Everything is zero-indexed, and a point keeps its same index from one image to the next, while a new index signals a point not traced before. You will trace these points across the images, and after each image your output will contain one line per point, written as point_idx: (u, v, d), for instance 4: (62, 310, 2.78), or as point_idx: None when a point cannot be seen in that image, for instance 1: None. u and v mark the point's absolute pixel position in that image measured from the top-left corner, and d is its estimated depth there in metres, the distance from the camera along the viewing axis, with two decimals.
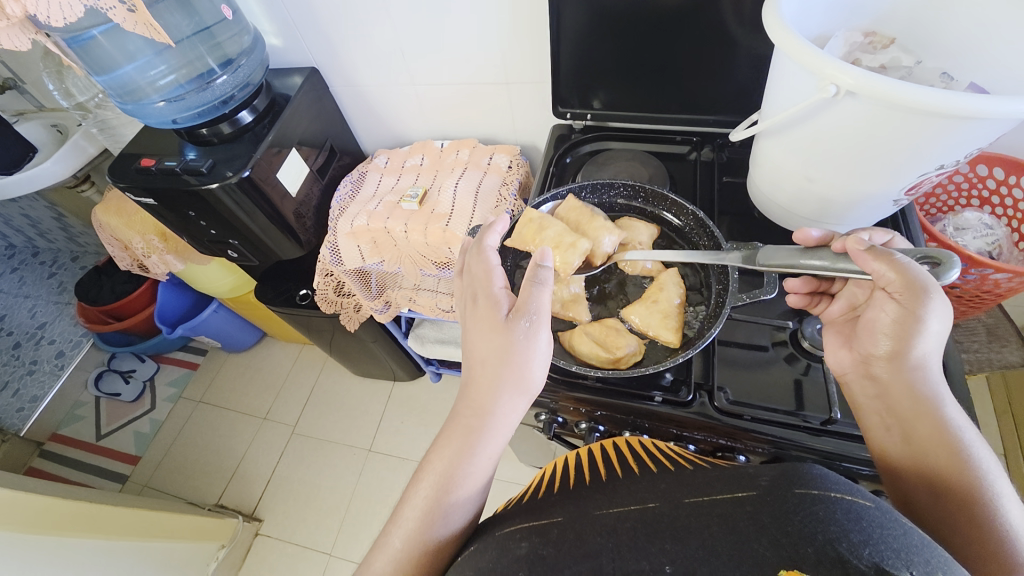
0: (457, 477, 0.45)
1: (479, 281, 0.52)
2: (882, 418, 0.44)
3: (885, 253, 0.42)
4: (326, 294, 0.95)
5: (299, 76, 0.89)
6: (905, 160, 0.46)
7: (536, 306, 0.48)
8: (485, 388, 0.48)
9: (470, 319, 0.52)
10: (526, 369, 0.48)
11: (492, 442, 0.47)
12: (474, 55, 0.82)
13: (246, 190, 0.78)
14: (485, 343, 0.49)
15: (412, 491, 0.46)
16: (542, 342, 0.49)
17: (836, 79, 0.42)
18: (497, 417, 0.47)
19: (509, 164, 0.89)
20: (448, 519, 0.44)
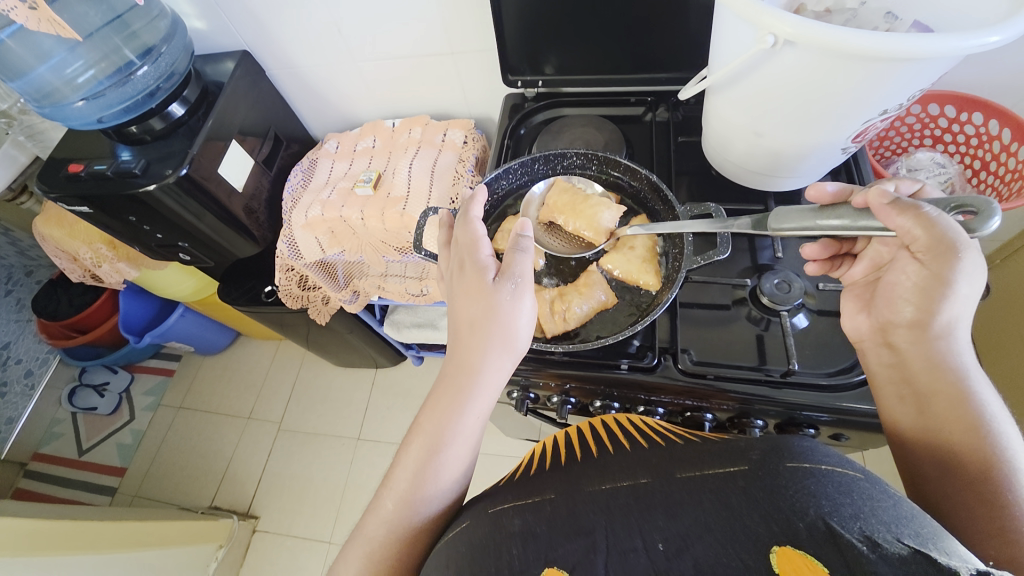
0: (445, 435, 0.45)
1: (465, 250, 0.51)
2: (897, 387, 0.46)
3: (910, 206, 0.41)
4: (290, 289, 0.92)
5: (231, 61, 0.84)
6: (848, 108, 0.45)
7: (520, 270, 0.49)
8: (471, 347, 0.47)
9: (456, 285, 0.51)
10: (512, 328, 0.47)
11: (482, 400, 0.47)
12: (417, 25, 0.78)
13: (186, 190, 0.74)
14: (471, 308, 0.48)
15: (403, 453, 0.46)
16: (527, 306, 0.48)
17: (773, 29, 0.40)
18: (485, 375, 0.47)
19: (464, 139, 0.86)
20: (440, 479, 0.44)
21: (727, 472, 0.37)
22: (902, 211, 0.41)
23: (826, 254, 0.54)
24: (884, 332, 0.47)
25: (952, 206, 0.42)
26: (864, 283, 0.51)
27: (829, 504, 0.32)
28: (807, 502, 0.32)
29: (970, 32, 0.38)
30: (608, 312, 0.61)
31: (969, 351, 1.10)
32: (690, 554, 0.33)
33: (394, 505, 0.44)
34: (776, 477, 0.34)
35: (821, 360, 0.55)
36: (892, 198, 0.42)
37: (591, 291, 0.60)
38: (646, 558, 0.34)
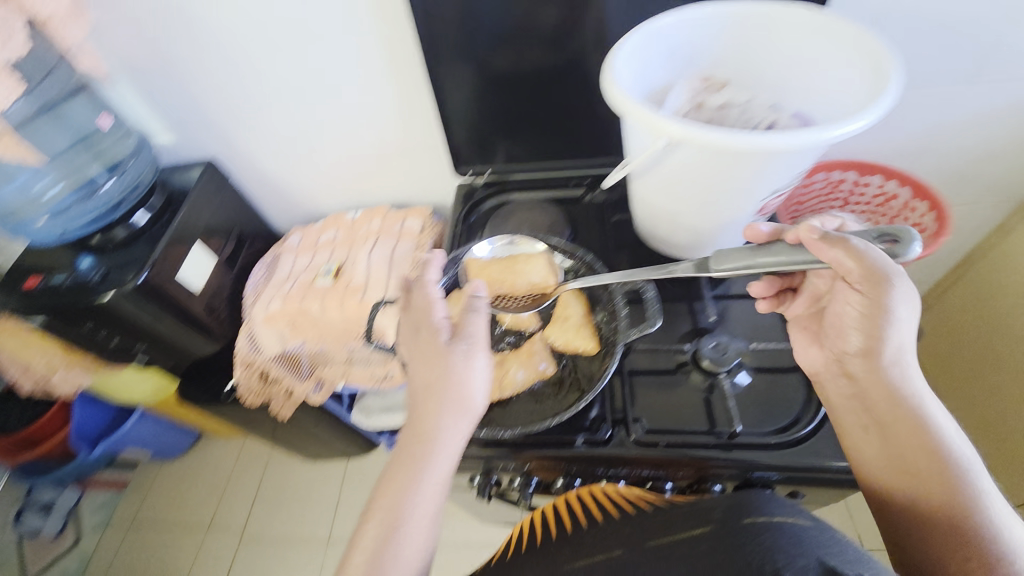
0: (405, 509, 0.46)
1: (419, 313, 0.54)
2: (860, 417, 0.49)
3: (839, 240, 0.46)
4: (250, 384, 0.91)
5: (197, 169, 0.89)
6: (743, 190, 0.51)
7: (474, 331, 0.52)
8: (428, 413, 0.49)
9: (411, 348, 0.53)
10: (466, 390, 0.50)
11: (441, 466, 0.48)
12: (372, 129, 0.85)
13: (146, 295, 0.76)
14: (426, 373, 0.51)
15: (363, 529, 0.46)
16: (478, 367, 0.51)
17: (664, 131, 0.47)
18: (442, 441, 0.48)
19: (420, 226, 0.91)
20: (401, 555, 0.44)
21: (693, 533, 0.38)
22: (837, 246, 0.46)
23: (772, 292, 0.59)
24: (840, 363, 0.51)
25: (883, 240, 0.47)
26: (808, 316, 0.57)
27: (784, 558, 0.33)
28: (763, 559, 0.34)
29: (827, 126, 0.44)
30: (549, 385, 0.61)
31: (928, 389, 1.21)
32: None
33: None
34: (735, 535, 0.36)
35: (765, 418, 0.57)
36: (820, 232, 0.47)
37: (533, 356, 0.62)
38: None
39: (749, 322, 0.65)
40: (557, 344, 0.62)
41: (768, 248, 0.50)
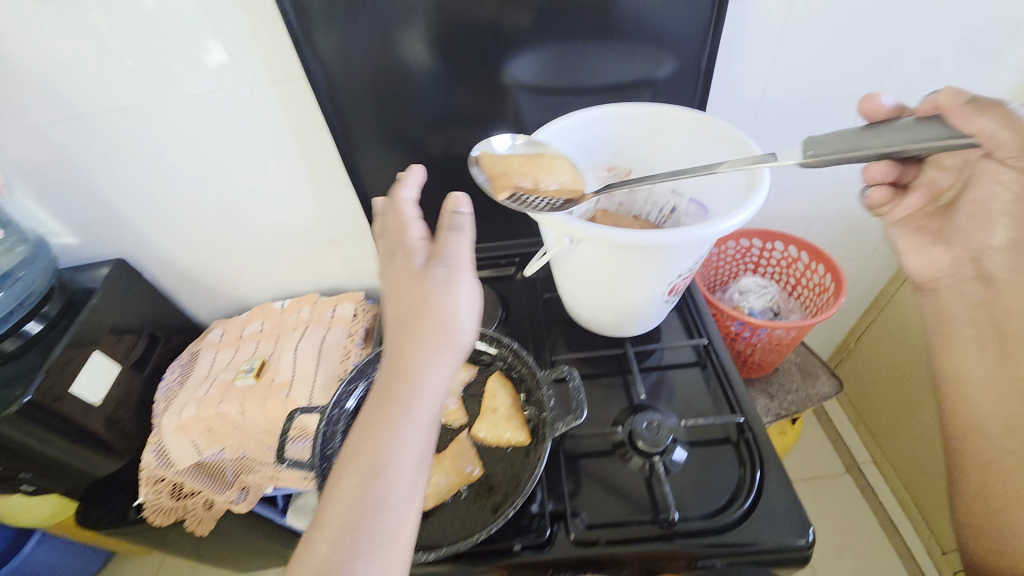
0: (383, 453, 0.41)
1: (394, 242, 0.51)
2: (980, 328, 0.52)
3: (991, 106, 0.44)
4: (159, 503, 0.81)
5: (106, 266, 0.83)
6: (650, 277, 0.54)
7: (453, 252, 0.48)
8: (407, 344, 0.44)
9: (389, 275, 0.50)
10: (451, 321, 0.45)
11: (424, 407, 0.43)
12: (300, 219, 0.85)
13: (31, 417, 0.67)
14: (404, 302, 0.46)
15: (339, 474, 0.41)
16: (464, 295, 0.47)
17: (567, 232, 0.50)
18: (427, 375, 0.44)
19: (353, 312, 0.88)
20: (382, 505, 0.40)
21: None
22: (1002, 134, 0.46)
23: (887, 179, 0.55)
24: (978, 263, 0.52)
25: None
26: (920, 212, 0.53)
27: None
28: None
29: (709, 222, 0.48)
30: (474, 488, 0.57)
31: (865, 430, 1.30)
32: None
33: (330, 542, 0.38)
34: None
35: (699, 499, 0.57)
36: (965, 98, 0.44)
37: (458, 459, 0.59)
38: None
39: (680, 395, 0.66)
40: (486, 440, 0.60)
41: (888, 124, 0.46)
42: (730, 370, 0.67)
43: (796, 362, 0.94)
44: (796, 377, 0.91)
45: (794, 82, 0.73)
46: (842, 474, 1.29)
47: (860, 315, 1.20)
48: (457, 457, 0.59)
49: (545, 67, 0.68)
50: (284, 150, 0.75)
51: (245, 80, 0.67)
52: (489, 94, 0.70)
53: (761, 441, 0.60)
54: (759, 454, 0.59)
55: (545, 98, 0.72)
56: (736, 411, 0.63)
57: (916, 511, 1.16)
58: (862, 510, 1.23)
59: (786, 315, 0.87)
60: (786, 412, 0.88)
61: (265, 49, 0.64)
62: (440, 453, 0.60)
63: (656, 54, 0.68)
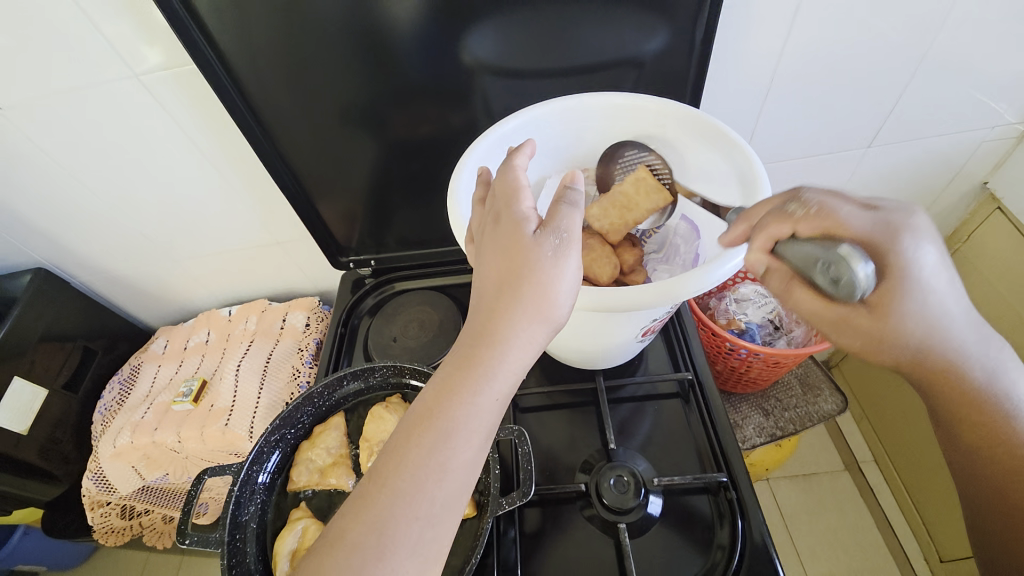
0: (457, 418, 0.34)
1: (501, 184, 0.41)
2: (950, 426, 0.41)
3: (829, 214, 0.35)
4: (109, 523, 0.77)
5: (28, 274, 0.75)
6: (617, 322, 0.45)
7: (569, 224, 0.37)
8: (503, 313, 0.36)
9: (486, 235, 0.39)
10: (555, 293, 0.36)
11: (506, 379, 0.36)
12: (236, 222, 0.75)
13: None
14: (505, 256, 0.37)
15: (402, 439, 0.34)
16: (575, 268, 0.37)
17: None
18: (514, 348, 0.36)
19: (306, 322, 0.79)
20: (448, 473, 0.34)
21: None
22: (806, 219, 0.35)
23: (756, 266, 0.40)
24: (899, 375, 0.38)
25: (872, 211, 0.35)
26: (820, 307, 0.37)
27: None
28: None
29: (696, 274, 0.40)
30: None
31: (869, 427, 1.22)
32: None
33: (387, 496, 0.33)
34: None
35: (667, 568, 0.50)
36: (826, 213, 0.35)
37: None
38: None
39: (658, 439, 0.58)
40: None
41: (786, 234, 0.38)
42: (716, 410, 0.58)
43: (797, 375, 0.85)
44: (796, 393, 0.81)
45: (812, 58, 0.59)
46: (840, 471, 1.23)
47: None
48: None
49: (507, 44, 0.55)
50: (203, 149, 0.64)
51: (136, 68, 0.55)
52: (433, 81, 0.58)
53: (745, 502, 0.51)
54: (742, 520, 0.50)
55: (505, 83, 0.59)
56: (719, 464, 0.54)
57: (915, 516, 1.10)
58: (859, 509, 1.18)
59: (787, 330, 0.76)
60: (781, 433, 0.79)
61: (150, 30, 0.52)
62: None
63: (645, 25, 0.53)
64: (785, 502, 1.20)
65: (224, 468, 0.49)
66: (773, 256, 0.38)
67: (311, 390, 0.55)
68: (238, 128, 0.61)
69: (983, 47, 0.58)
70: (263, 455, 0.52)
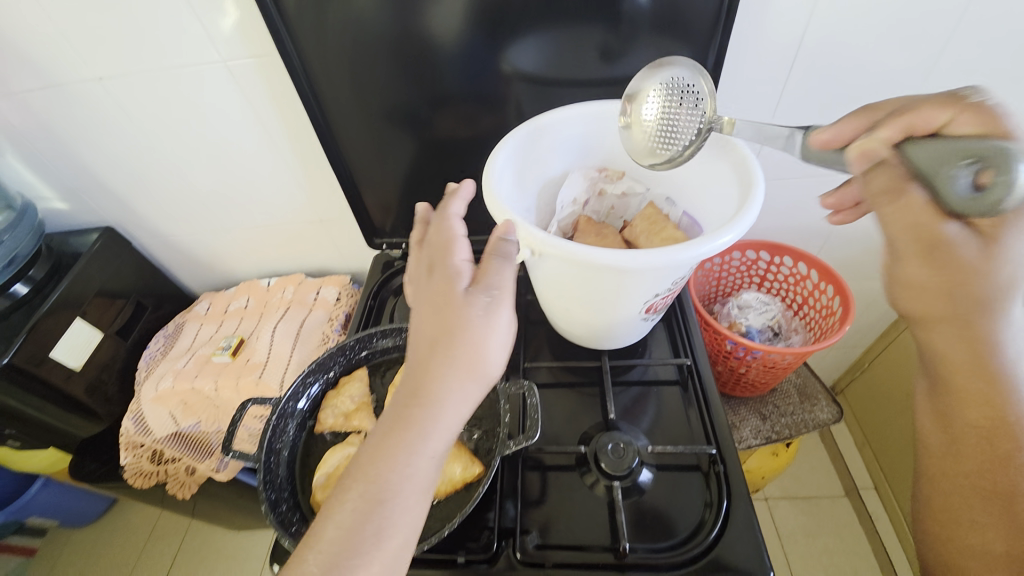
0: (393, 481, 0.37)
1: (437, 249, 0.47)
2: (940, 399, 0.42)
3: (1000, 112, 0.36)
4: (139, 466, 0.83)
5: (95, 233, 0.83)
6: (625, 295, 0.50)
7: (497, 280, 0.43)
8: (434, 370, 0.40)
9: (422, 288, 0.45)
10: (485, 349, 0.40)
11: (439, 437, 0.38)
12: (285, 199, 0.83)
13: (10, 380, 0.68)
14: (438, 313, 0.41)
15: (336, 501, 0.37)
16: (505, 320, 0.42)
17: (528, 242, 0.45)
18: (446, 403, 0.39)
19: (337, 296, 0.87)
20: (383, 537, 0.36)
21: None
22: (974, 109, 0.37)
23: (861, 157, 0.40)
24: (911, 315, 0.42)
25: None
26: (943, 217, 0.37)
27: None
28: None
29: (692, 245, 0.44)
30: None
31: (870, 453, 1.24)
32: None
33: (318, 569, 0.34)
34: None
35: (658, 530, 0.54)
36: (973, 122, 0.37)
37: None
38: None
39: (657, 417, 0.63)
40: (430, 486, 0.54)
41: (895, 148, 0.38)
42: (711, 394, 0.63)
43: (796, 385, 0.88)
44: (793, 400, 0.85)
45: (813, 84, 0.67)
46: (840, 497, 1.24)
47: (875, 336, 1.13)
48: None
49: (544, 55, 0.63)
50: (267, 131, 0.73)
51: (224, 55, 0.64)
52: (479, 82, 0.65)
53: (733, 475, 0.55)
54: (728, 490, 0.54)
55: (537, 92, 0.66)
56: (710, 440, 0.59)
57: (912, 545, 1.10)
58: (856, 536, 1.18)
59: (786, 336, 0.80)
60: (777, 437, 0.83)
61: (240, 23, 0.61)
62: None
63: (666, 47, 0.61)
64: (781, 522, 1.21)
65: (264, 400, 0.55)
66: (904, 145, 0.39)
67: (342, 345, 0.61)
68: (306, 116, 0.69)
69: (963, 83, 0.65)
70: (297, 393, 0.58)
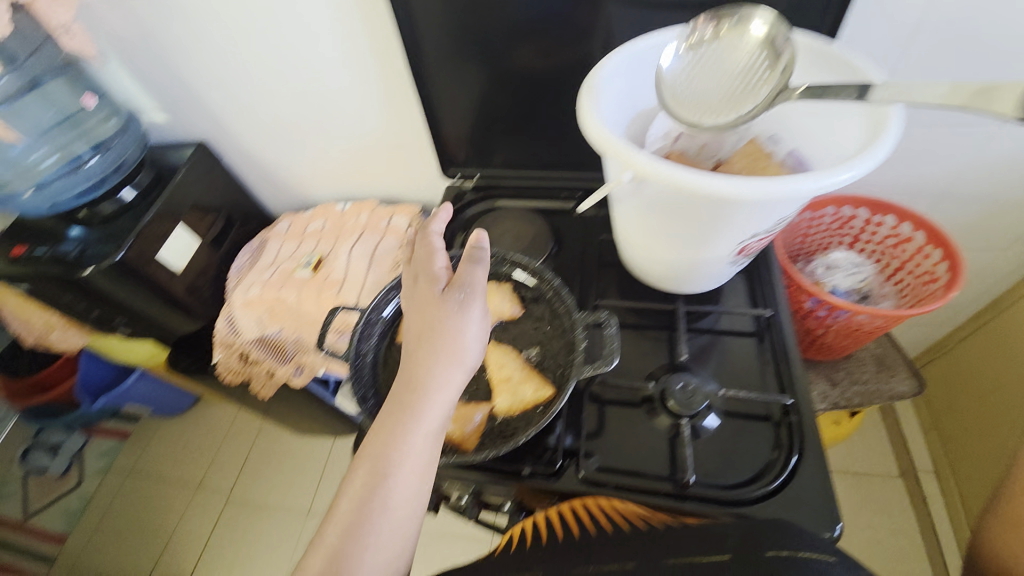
0: (393, 459, 0.47)
1: (421, 262, 0.57)
2: None
3: None
4: (229, 364, 0.91)
5: (189, 148, 0.87)
6: (721, 232, 0.48)
7: (470, 280, 0.53)
8: (420, 363, 0.50)
9: (411, 294, 0.56)
10: (460, 340, 0.51)
11: (428, 420, 0.48)
12: (364, 123, 0.83)
13: (123, 274, 0.76)
14: (422, 316, 0.52)
15: (350, 483, 0.48)
16: (475, 314, 0.52)
17: (630, 166, 0.43)
18: (432, 389, 0.49)
19: (408, 224, 0.89)
20: (388, 507, 0.46)
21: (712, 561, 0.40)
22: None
23: None
24: None
25: None
26: None
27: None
28: None
29: (808, 179, 0.41)
30: (460, 446, 0.55)
31: (936, 437, 1.17)
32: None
33: (338, 536, 0.45)
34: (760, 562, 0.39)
35: (722, 470, 0.54)
36: None
37: (472, 405, 0.58)
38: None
39: (730, 365, 0.61)
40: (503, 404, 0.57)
41: None
42: (791, 347, 0.60)
43: (874, 353, 0.84)
44: (869, 368, 0.81)
45: (965, 9, 0.57)
46: (893, 477, 1.20)
47: (968, 316, 1.04)
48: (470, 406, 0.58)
49: None
50: (352, 48, 0.72)
51: None
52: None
53: (806, 426, 0.55)
54: (799, 440, 0.54)
55: (635, 13, 0.61)
56: (784, 390, 0.58)
57: (966, 530, 1.06)
58: (904, 515, 1.16)
59: (874, 301, 0.75)
60: (846, 403, 0.79)
61: None
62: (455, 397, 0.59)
63: None
64: None
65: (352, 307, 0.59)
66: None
67: None
68: (393, 33, 0.68)
69: None
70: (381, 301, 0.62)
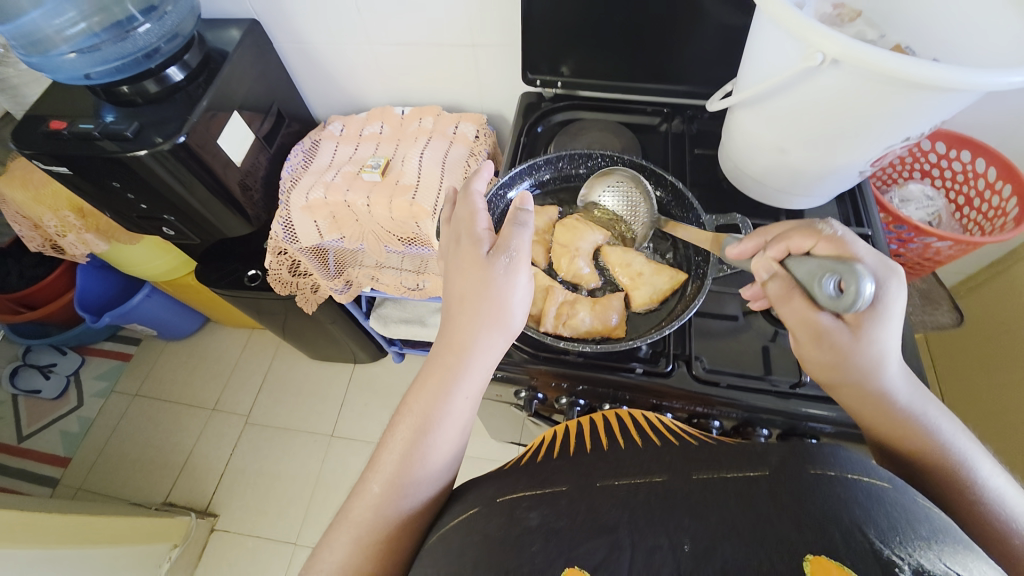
0: (436, 414, 0.47)
1: (463, 223, 0.53)
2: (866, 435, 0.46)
3: None
4: (280, 274, 0.87)
5: (237, 29, 0.79)
6: (874, 133, 0.48)
7: (516, 244, 0.50)
8: (463, 325, 0.49)
9: (452, 257, 0.53)
10: (506, 305, 0.50)
11: (471, 381, 0.49)
12: (442, 15, 0.76)
13: (181, 159, 0.69)
14: (463, 282, 0.50)
15: (391, 435, 0.47)
16: (521, 280, 0.50)
17: (822, 47, 0.42)
18: (476, 352, 0.49)
19: (475, 133, 0.84)
20: (430, 459, 0.45)
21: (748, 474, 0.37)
22: (829, 238, 0.43)
23: None
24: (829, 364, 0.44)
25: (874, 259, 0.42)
26: None
27: (863, 513, 0.32)
28: (840, 511, 0.32)
29: (1001, 71, 0.40)
30: (612, 338, 0.60)
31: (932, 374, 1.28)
32: (719, 555, 0.32)
33: (380, 487, 0.44)
34: (802, 484, 0.34)
35: None
36: None
37: (609, 302, 0.62)
38: (673, 556, 0.33)
39: None
40: (645, 298, 0.61)
41: None
42: None
43: (919, 288, 0.89)
44: (917, 300, 0.86)
45: None
46: None
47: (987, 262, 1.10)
48: (609, 300, 0.62)
49: None
50: None
51: None
52: None
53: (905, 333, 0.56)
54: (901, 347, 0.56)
55: None
56: None
57: None
58: None
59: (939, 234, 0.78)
60: None
61: None
62: (589, 298, 0.63)
63: None
64: None
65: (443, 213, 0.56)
66: (781, 266, 0.46)
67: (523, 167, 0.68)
68: None
69: None
70: (510, 184, 0.67)
